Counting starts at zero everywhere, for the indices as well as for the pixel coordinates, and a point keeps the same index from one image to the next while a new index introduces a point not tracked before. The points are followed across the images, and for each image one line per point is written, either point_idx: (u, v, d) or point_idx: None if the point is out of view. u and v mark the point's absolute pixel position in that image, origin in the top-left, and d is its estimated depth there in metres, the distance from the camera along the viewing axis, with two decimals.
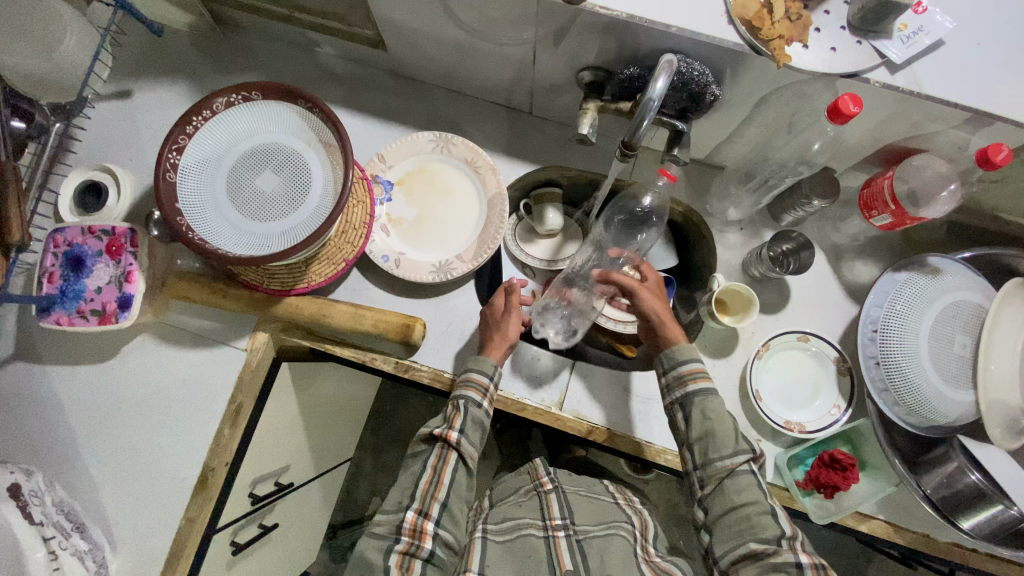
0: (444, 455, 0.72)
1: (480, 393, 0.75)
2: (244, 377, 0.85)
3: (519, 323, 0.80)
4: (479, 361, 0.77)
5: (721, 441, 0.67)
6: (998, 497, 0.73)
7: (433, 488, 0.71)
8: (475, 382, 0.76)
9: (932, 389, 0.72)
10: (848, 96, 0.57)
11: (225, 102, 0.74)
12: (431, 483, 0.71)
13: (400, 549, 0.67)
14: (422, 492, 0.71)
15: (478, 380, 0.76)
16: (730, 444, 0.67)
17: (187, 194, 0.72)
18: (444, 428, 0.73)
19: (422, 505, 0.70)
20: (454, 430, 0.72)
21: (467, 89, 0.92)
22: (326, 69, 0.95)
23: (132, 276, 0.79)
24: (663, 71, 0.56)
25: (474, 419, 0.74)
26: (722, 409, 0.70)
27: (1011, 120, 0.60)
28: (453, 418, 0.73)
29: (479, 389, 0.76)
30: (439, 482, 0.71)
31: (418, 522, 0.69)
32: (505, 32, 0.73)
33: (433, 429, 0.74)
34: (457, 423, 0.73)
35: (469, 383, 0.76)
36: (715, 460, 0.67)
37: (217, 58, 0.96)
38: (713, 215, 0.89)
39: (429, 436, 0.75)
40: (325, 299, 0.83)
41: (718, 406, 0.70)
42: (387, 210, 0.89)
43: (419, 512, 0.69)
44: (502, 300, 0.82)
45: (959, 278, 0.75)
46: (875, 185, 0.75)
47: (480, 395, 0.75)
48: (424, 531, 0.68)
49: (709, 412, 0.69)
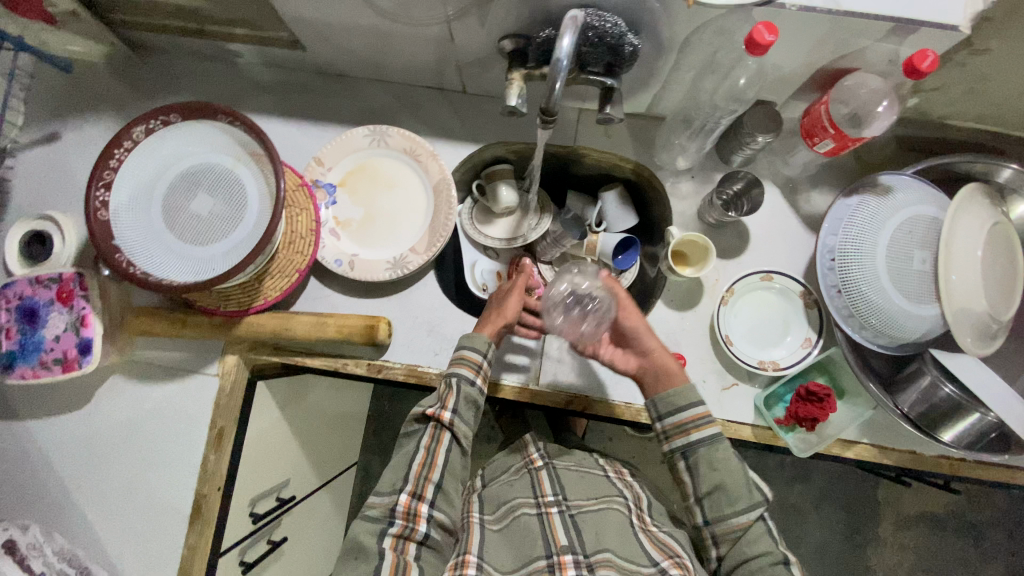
0: (437, 436, 0.71)
1: (473, 370, 0.73)
2: (220, 402, 0.85)
3: (518, 304, 0.79)
4: (471, 337, 0.75)
5: (734, 495, 0.67)
6: (975, 406, 0.73)
7: (426, 469, 0.70)
8: (468, 360, 0.74)
9: (897, 309, 0.71)
10: (762, 25, 0.56)
11: (144, 129, 0.73)
12: (424, 464, 0.70)
13: (395, 531, 0.66)
14: (416, 474, 0.69)
15: (470, 357, 0.73)
16: (743, 498, 0.67)
17: (123, 228, 0.71)
18: (437, 408, 0.72)
19: (416, 486, 0.69)
20: (447, 410, 0.71)
21: (395, 77, 0.90)
22: (250, 79, 0.93)
23: (88, 320, 0.79)
24: (566, 30, 0.55)
25: (468, 398, 0.72)
26: (731, 458, 0.69)
27: (933, 24, 0.58)
28: (445, 397, 0.72)
29: (472, 366, 0.73)
30: (432, 462, 0.70)
31: (412, 504, 0.68)
32: (416, 12, 0.71)
33: (426, 408, 0.73)
34: (450, 402, 0.71)
35: (460, 360, 0.74)
36: (728, 515, 0.67)
37: (139, 85, 0.94)
38: (663, 167, 0.88)
39: (421, 416, 0.73)
40: (284, 312, 0.82)
41: (726, 455, 0.69)
42: (333, 213, 0.87)
43: (413, 494, 0.68)
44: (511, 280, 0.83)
45: (912, 192, 0.74)
46: (813, 111, 0.73)
47: (473, 373, 0.73)
48: (418, 513, 0.68)
49: (717, 462, 0.69)
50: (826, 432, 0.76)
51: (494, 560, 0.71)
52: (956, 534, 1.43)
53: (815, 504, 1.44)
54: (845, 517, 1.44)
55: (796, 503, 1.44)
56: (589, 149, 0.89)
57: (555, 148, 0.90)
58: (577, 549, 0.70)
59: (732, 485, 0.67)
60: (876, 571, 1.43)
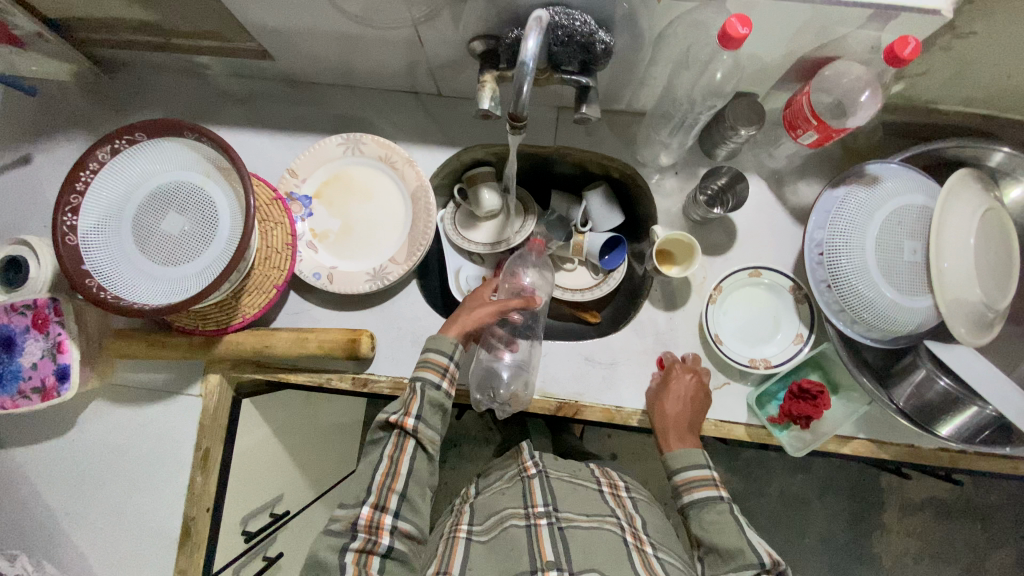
0: (401, 444, 0.70)
1: (438, 374, 0.73)
2: (204, 423, 0.83)
3: (490, 311, 0.79)
4: (436, 340, 0.75)
5: (726, 553, 0.66)
6: (972, 399, 0.72)
7: (389, 479, 0.68)
8: (433, 362, 0.73)
9: (888, 302, 0.70)
10: (735, 18, 0.54)
11: (109, 150, 0.71)
12: (388, 474, 0.69)
13: (356, 546, 0.64)
14: (379, 484, 0.68)
15: (435, 360, 0.73)
16: (735, 555, 0.65)
17: (92, 253, 0.70)
18: (400, 414, 0.71)
19: (379, 497, 0.67)
20: (409, 417, 0.70)
21: (368, 83, 0.88)
22: (220, 91, 0.91)
23: (64, 346, 0.77)
24: (530, 31, 0.53)
25: (432, 402, 0.72)
26: (727, 519, 0.68)
27: (913, 9, 0.56)
28: (408, 403, 0.71)
29: (437, 369, 0.73)
30: (396, 471, 0.69)
31: (375, 516, 0.66)
32: (381, 16, 0.69)
33: (390, 415, 0.71)
34: (413, 407, 0.70)
35: (425, 363, 0.74)
36: (723, 574, 0.65)
37: (108, 103, 0.92)
38: (646, 164, 0.86)
39: (385, 423, 0.72)
40: (264, 329, 0.80)
41: (720, 515, 0.68)
42: (311, 225, 0.85)
43: (376, 506, 0.67)
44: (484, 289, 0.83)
45: (900, 181, 0.72)
46: (795, 103, 0.70)
47: (438, 376, 0.73)
48: (381, 525, 0.66)
49: (709, 523, 0.68)
50: (821, 429, 0.74)
51: (477, 575, 0.71)
52: (962, 519, 1.42)
53: (818, 495, 1.43)
54: (848, 506, 1.43)
55: (799, 494, 1.43)
56: (570, 149, 0.87)
57: (535, 149, 0.89)
58: (563, 564, 0.70)
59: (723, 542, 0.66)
60: (882, 560, 1.41)
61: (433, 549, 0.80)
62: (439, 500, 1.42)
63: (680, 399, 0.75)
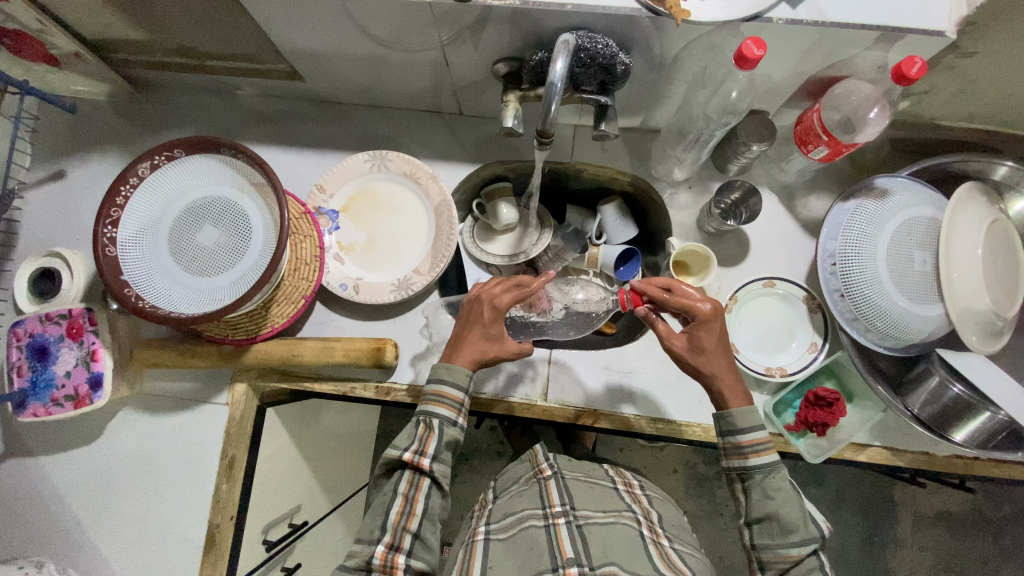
0: (416, 482, 0.67)
1: (453, 411, 0.68)
2: (230, 431, 0.85)
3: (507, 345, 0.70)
4: (451, 372, 0.68)
5: (788, 526, 0.62)
6: (984, 405, 0.74)
7: (404, 518, 0.65)
8: (448, 397, 0.68)
9: (901, 311, 0.72)
10: (750, 40, 0.57)
11: (149, 165, 0.74)
12: (402, 513, 0.66)
13: None
14: (393, 524, 0.65)
15: (450, 396, 0.68)
16: (798, 530, 0.62)
17: (131, 264, 0.72)
18: (414, 453, 0.66)
19: (393, 537, 0.65)
20: (426, 457, 0.66)
21: (392, 102, 0.92)
22: (250, 110, 0.95)
23: (98, 355, 0.80)
24: (559, 53, 0.56)
25: (449, 441, 0.68)
26: (788, 487, 0.64)
27: (918, 31, 0.60)
28: (426, 441, 0.67)
29: (453, 405, 0.68)
30: (411, 511, 0.66)
31: (389, 556, 0.64)
32: (411, 39, 0.72)
33: (403, 453, 0.67)
34: (429, 447, 0.67)
35: (438, 397, 0.68)
36: (781, 547, 0.62)
37: (142, 121, 0.96)
38: (660, 179, 0.89)
39: (396, 460, 0.67)
40: (292, 339, 0.82)
41: (783, 483, 0.64)
42: (337, 238, 0.88)
43: (390, 546, 0.65)
44: (505, 298, 0.70)
45: (909, 194, 0.75)
46: (806, 119, 0.73)
47: (454, 412, 0.68)
48: (395, 565, 0.64)
49: (773, 491, 0.64)
50: (839, 436, 0.75)
51: None
52: (975, 532, 1.41)
53: (831, 509, 1.43)
54: (862, 519, 1.43)
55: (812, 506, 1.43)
56: (586, 164, 0.91)
57: (553, 165, 0.92)
58: (583, 561, 0.70)
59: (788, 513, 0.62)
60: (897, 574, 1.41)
61: (454, 555, 0.81)
62: (452, 512, 1.43)
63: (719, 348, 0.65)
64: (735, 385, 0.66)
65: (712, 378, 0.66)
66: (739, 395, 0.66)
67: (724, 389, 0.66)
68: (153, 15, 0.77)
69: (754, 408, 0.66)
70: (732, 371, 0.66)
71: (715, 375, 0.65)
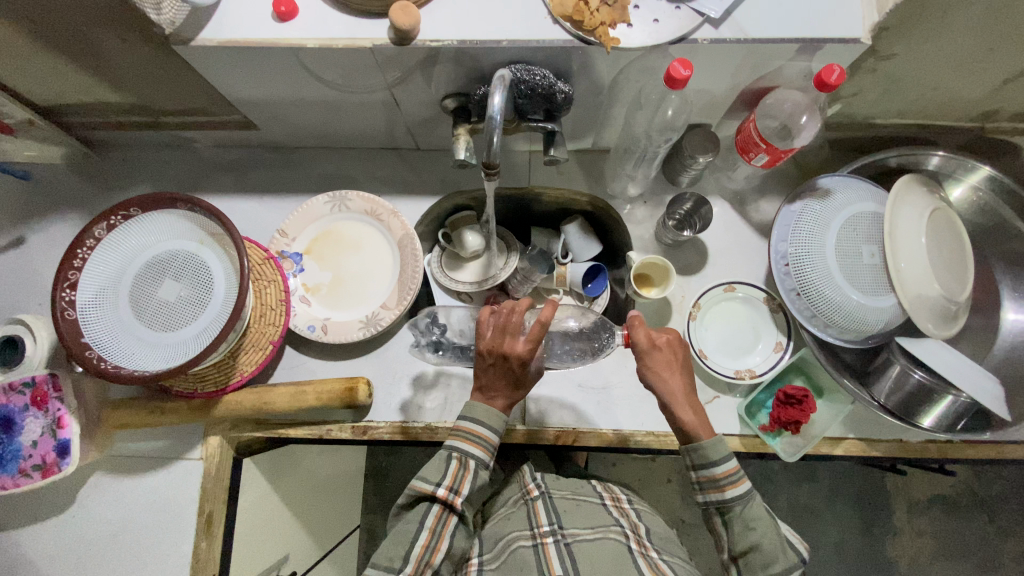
0: (443, 517, 0.66)
1: (487, 452, 0.67)
2: (207, 486, 0.83)
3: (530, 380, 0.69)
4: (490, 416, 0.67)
5: (770, 556, 0.63)
6: (946, 389, 0.75)
7: (428, 552, 0.65)
8: (484, 440, 0.67)
9: (855, 304, 0.74)
10: (677, 62, 0.60)
11: (105, 226, 0.75)
12: (427, 547, 0.65)
13: None
14: (417, 556, 0.64)
15: (489, 439, 0.67)
16: (779, 559, 0.62)
17: (91, 325, 0.72)
18: (446, 490, 0.66)
19: (416, 568, 0.64)
20: (460, 496, 0.65)
21: (348, 142, 0.93)
22: (208, 161, 0.96)
23: (64, 421, 0.78)
24: (496, 89, 0.58)
25: (480, 481, 0.68)
26: (766, 516, 0.65)
27: (836, 41, 0.63)
28: (460, 481, 0.66)
29: (489, 448, 0.67)
30: (436, 546, 0.65)
31: None
32: (358, 82, 0.74)
33: (434, 489, 0.65)
34: (463, 487, 0.66)
35: (474, 437, 0.67)
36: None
37: (101, 181, 0.96)
38: (616, 197, 0.91)
39: (423, 494, 0.66)
40: (263, 386, 0.81)
41: (761, 511, 0.65)
42: (302, 281, 0.88)
43: None
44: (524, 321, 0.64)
45: (850, 192, 0.78)
46: (744, 129, 0.76)
47: (487, 454, 0.67)
48: None
49: (751, 521, 0.64)
50: (811, 432, 0.77)
51: None
52: (970, 514, 1.42)
53: (826, 504, 1.43)
54: (858, 512, 1.43)
55: (807, 503, 1.43)
56: (544, 188, 0.93)
57: (513, 191, 0.94)
58: None
59: (772, 549, 0.63)
60: (898, 562, 1.41)
61: None
62: None
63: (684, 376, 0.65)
64: (699, 415, 0.64)
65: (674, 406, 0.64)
66: (706, 426, 0.64)
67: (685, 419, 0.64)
68: (103, 77, 0.78)
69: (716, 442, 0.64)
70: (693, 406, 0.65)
71: (680, 404, 0.64)
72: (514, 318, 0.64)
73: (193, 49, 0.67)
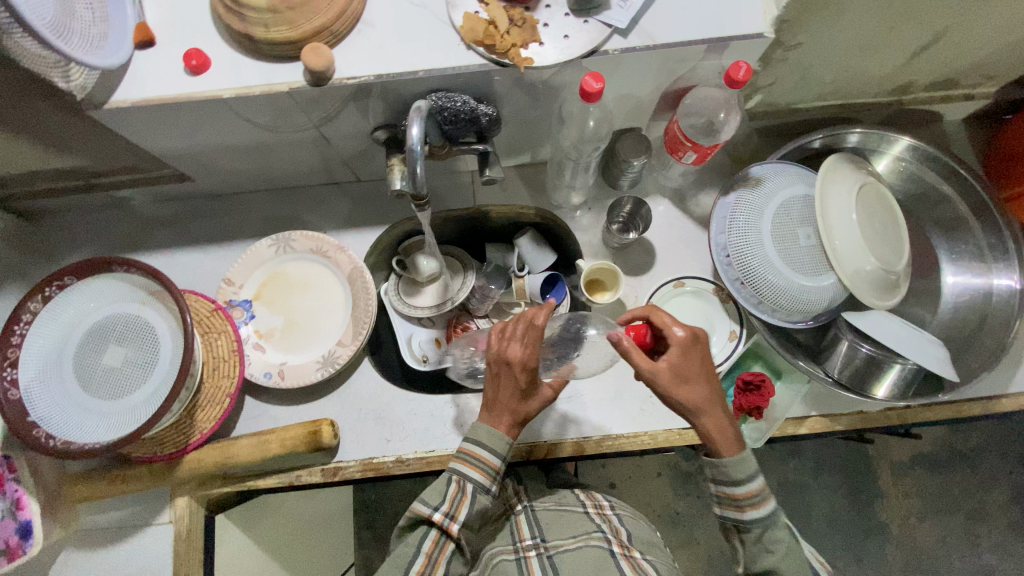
0: (440, 543, 0.66)
1: (487, 476, 0.66)
2: (180, 550, 0.81)
3: (539, 400, 0.67)
4: (489, 437, 0.66)
5: None
6: (892, 358, 0.78)
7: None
8: (483, 463, 0.66)
9: (796, 287, 0.76)
10: (589, 76, 0.62)
11: (39, 299, 0.73)
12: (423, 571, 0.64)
13: None
14: None
15: (488, 461, 0.66)
16: None
17: (34, 402, 0.70)
18: (445, 517, 0.65)
19: None
20: (456, 522, 0.65)
21: (286, 182, 0.93)
22: (147, 217, 0.94)
23: (24, 502, 0.76)
24: (413, 119, 0.59)
25: (479, 508, 0.66)
26: (788, 537, 0.63)
27: (740, 37, 0.65)
28: (456, 506, 0.66)
29: (489, 472, 0.66)
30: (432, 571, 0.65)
31: None
32: (282, 123, 0.74)
33: (432, 514, 0.65)
34: (461, 513, 0.65)
35: (474, 461, 0.66)
36: None
37: (34, 250, 0.92)
38: (561, 207, 0.92)
39: (423, 518, 0.66)
40: (224, 440, 0.80)
41: (783, 534, 0.63)
42: (254, 327, 0.87)
43: None
44: (516, 327, 0.66)
45: (780, 178, 0.80)
46: (670, 130, 0.77)
47: (487, 479, 0.66)
48: None
49: (770, 544, 0.63)
50: (774, 415, 0.79)
51: None
52: (951, 468, 1.46)
53: (814, 477, 1.45)
54: (844, 481, 1.45)
55: (796, 479, 1.45)
56: (489, 205, 0.93)
57: (459, 212, 0.95)
58: None
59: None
60: (890, 525, 1.43)
61: None
62: None
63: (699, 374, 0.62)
64: (723, 424, 0.62)
65: (695, 414, 0.61)
66: (729, 438, 0.62)
67: (709, 427, 0.62)
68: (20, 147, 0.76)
69: (745, 455, 0.62)
70: (719, 405, 0.62)
71: (702, 414, 0.61)
72: (514, 325, 0.67)
73: (108, 111, 0.66)
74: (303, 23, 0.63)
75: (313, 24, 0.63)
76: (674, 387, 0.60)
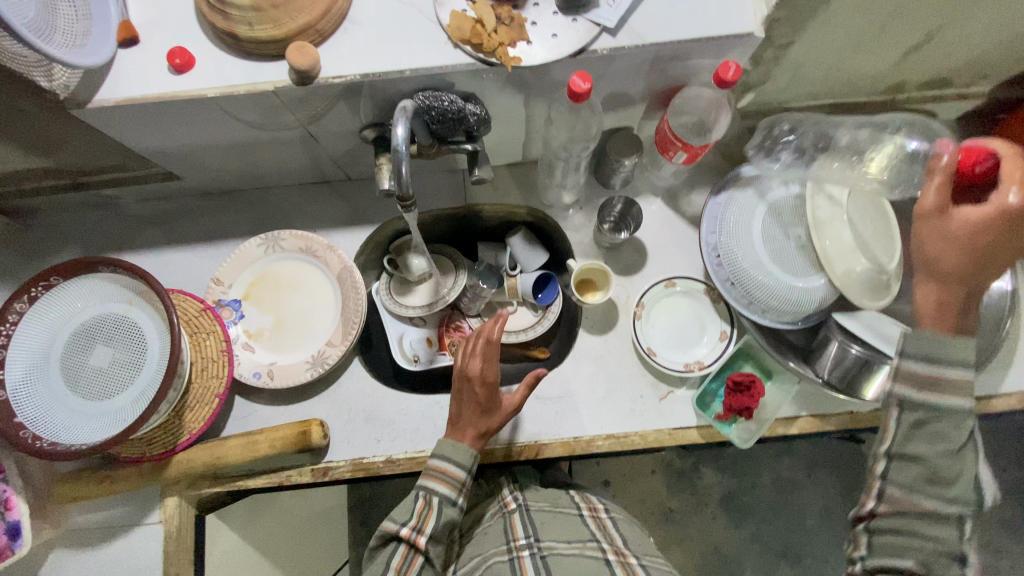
0: (409, 558, 0.67)
1: (453, 489, 0.70)
2: (169, 550, 0.81)
3: (502, 411, 0.73)
4: (455, 449, 0.71)
5: None
6: (882, 359, 0.76)
7: None
8: (448, 474, 0.70)
9: (787, 287, 0.76)
10: (576, 76, 0.61)
11: (26, 299, 0.73)
12: None
13: None
14: None
15: (451, 472, 0.70)
16: None
17: (21, 402, 0.70)
18: (412, 529, 0.67)
19: None
20: (423, 535, 0.67)
21: (276, 181, 0.92)
22: (137, 216, 0.93)
23: (11, 503, 0.75)
24: (397, 120, 0.59)
25: (446, 521, 0.69)
26: None
27: (730, 36, 0.64)
28: (424, 519, 0.68)
29: (454, 484, 0.70)
30: None
31: None
32: (269, 121, 0.73)
33: (398, 527, 0.67)
34: (428, 525, 0.67)
35: (440, 474, 0.70)
36: None
37: (22, 249, 0.92)
38: (552, 206, 0.92)
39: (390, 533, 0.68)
40: (213, 441, 0.80)
41: None
42: (243, 328, 0.87)
43: None
44: (475, 345, 0.73)
45: (771, 179, 0.81)
46: (661, 130, 0.77)
47: (454, 491, 0.70)
48: None
49: None
50: (764, 415, 0.78)
51: None
52: None
53: (807, 475, 1.45)
54: (837, 479, 1.45)
55: (789, 477, 1.45)
56: (480, 204, 0.93)
57: (451, 211, 0.94)
58: None
59: None
60: None
61: None
62: None
63: (963, 244, 0.54)
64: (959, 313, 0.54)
65: (924, 263, 0.56)
66: (950, 317, 0.54)
67: (927, 300, 0.56)
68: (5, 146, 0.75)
69: (970, 342, 0.53)
70: (967, 291, 0.54)
71: (942, 289, 0.55)
72: (473, 342, 0.74)
73: (92, 110, 0.65)
74: (288, 22, 0.63)
75: (298, 22, 0.63)
76: (929, 232, 0.56)
